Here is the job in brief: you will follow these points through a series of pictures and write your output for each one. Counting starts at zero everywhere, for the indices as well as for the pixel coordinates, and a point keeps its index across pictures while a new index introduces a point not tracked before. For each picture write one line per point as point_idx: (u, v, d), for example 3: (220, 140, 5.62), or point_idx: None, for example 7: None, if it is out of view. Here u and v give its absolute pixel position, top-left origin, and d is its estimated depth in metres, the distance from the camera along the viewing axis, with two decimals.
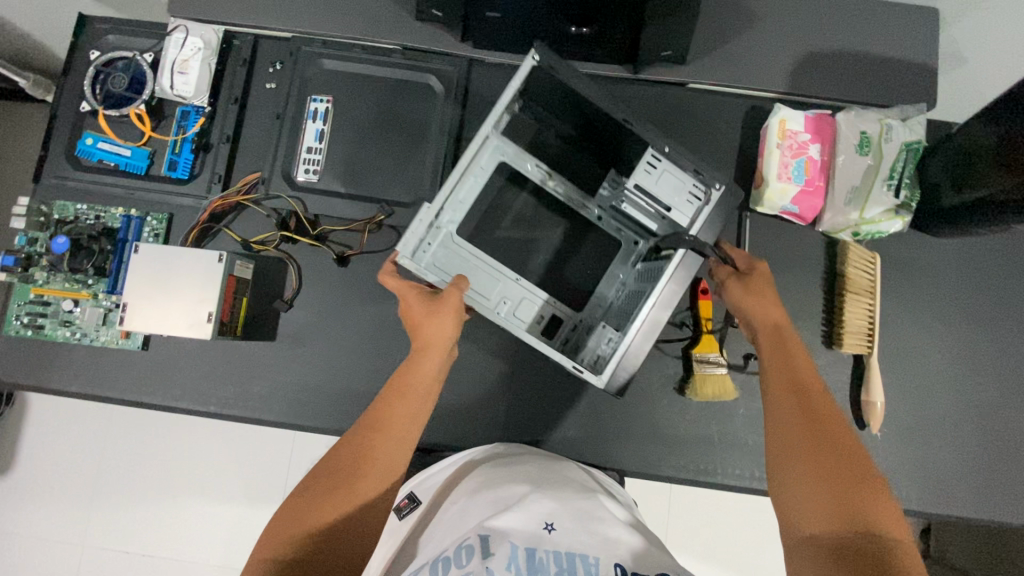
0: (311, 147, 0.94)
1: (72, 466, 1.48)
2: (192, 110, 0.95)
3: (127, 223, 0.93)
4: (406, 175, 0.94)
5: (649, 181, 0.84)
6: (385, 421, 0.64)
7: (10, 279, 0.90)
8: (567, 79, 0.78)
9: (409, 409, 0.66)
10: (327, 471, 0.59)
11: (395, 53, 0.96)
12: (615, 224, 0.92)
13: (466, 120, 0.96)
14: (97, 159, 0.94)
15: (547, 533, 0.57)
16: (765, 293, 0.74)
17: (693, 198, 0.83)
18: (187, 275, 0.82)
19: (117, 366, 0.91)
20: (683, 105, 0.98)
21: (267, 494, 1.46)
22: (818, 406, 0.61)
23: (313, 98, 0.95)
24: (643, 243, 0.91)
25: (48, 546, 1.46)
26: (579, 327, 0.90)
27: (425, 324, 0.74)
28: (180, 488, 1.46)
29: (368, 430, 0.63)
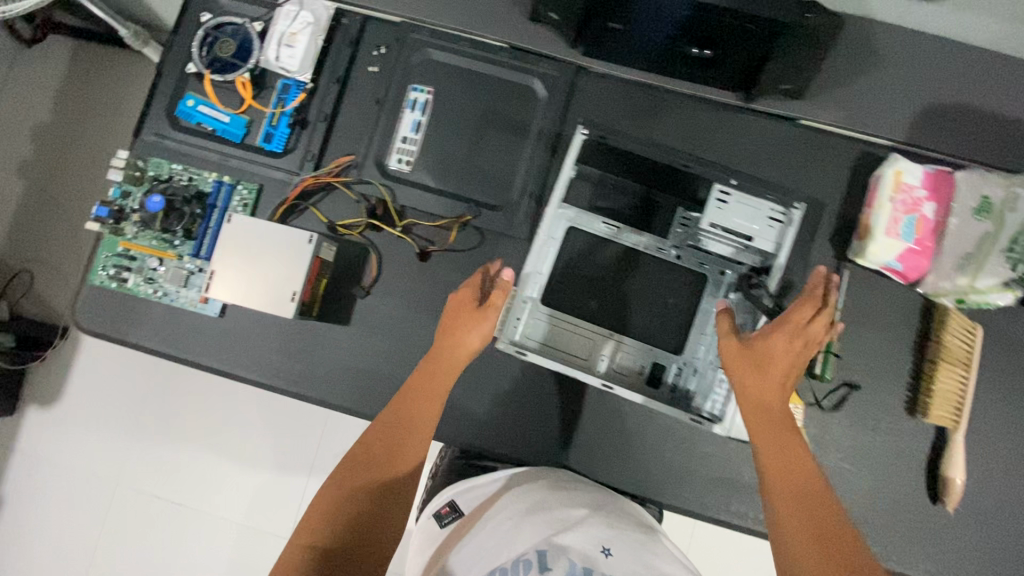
0: (407, 137, 0.93)
1: (118, 406, 1.53)
2: (293, 84, 0.94)
3: (218, 188, 0.93)
4: (498, 177, 0.93)
5: (723, 217, 0.84)
6: (412, 417, 0.71)
7: (102, 230, 0.92)
8: (622, 142, 0.92)
9: (434, 406, 0.74)
10: (362, 461, 0.66)
11: (501, 51, 0.94)
12: (696, 259, 0.87)
13: (565, 128, 0.93)
14: (196, 122, 0.95)
15: (604, 557, 0.59)
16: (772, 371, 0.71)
17: (773, 220, 0.84)
18: (275, 252, 0.83)
19: (191, 328, 0.92)
20: (791, 141, 0.93)
21: (299, 462, 1.48)
22: (824, 513, 0.59)
23: (413, 87, 0.94)
24: (731, 272, 0.86)
25: (88, 479, 1.52)
26: (685, 370, 0.86)
27: (461, 333, 0.79)
28: (216, 442, 1.50)
29: (397, 427, 0.70)
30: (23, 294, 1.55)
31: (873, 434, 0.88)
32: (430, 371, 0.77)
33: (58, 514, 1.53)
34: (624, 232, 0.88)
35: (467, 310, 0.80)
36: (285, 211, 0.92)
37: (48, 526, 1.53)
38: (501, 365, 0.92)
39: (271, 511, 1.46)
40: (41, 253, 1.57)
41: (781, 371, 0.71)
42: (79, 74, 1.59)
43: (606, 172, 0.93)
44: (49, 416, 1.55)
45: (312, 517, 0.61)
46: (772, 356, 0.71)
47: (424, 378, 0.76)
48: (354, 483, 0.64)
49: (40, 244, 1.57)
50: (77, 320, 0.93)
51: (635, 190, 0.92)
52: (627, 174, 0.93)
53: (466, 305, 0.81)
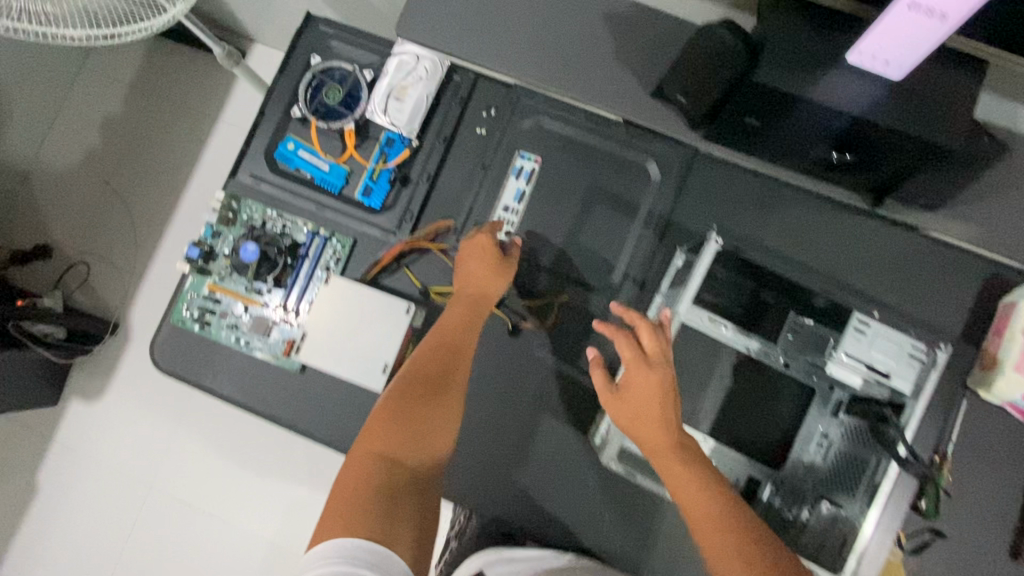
0: (510, 206, 0.90)
1: (155, 415, 1.47)
2: (397, 139, 0.91)
3: (311, 240, 0.90)
4: (600, 257, 0.89)
5: (860, 347, 0.78)
6: (454, 353, 0.71)
7: (189, 270, 0.90)
8: (750, 250, 0.88)
9: (468, 340, 0.74)
10: (414, 388, 0.66)
11: (615, 125, 0.89)
12: (806, 371, 0.81)
13: (676, 213, 0.89)
14: (295, 166, 0.92)
15: None
16: (644, 411, 0.65)
17: (914, 360, 0.78)
18: (369, 319, 0.81)
19: (268, 379, 0.90)
20: (916, 252, 0.87)
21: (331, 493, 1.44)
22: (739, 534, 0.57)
23: (521, 154, 0.91)
24: (842, 391, 0.79)
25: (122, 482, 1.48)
26: (783, 492, 0.79)
27: (487, 276, 0.78)
28: (242, 466, 1.43)
29: (442, 358, 0.70)
30: (77, 286, 1.48)
31: None
32: (459, 311, 0.76)
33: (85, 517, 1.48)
34: (730, 332, 0.83)
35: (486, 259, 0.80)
36: (380, 270, 0.89)
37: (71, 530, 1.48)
38: (583, 458, 0.86)
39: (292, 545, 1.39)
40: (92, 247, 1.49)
41: (642, 413, 0.65)
42: (154, 65, 1.51)
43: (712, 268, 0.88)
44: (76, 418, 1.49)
45: (375, 431, 0.61)
46: (631, 402, 0.65)
47: (460, 317, 0.76)
48: (408, 406, 0.64)
49: (93, 237, 1.49)
50: (154, 356, 0.91)
51: (743, 289, 0.88)
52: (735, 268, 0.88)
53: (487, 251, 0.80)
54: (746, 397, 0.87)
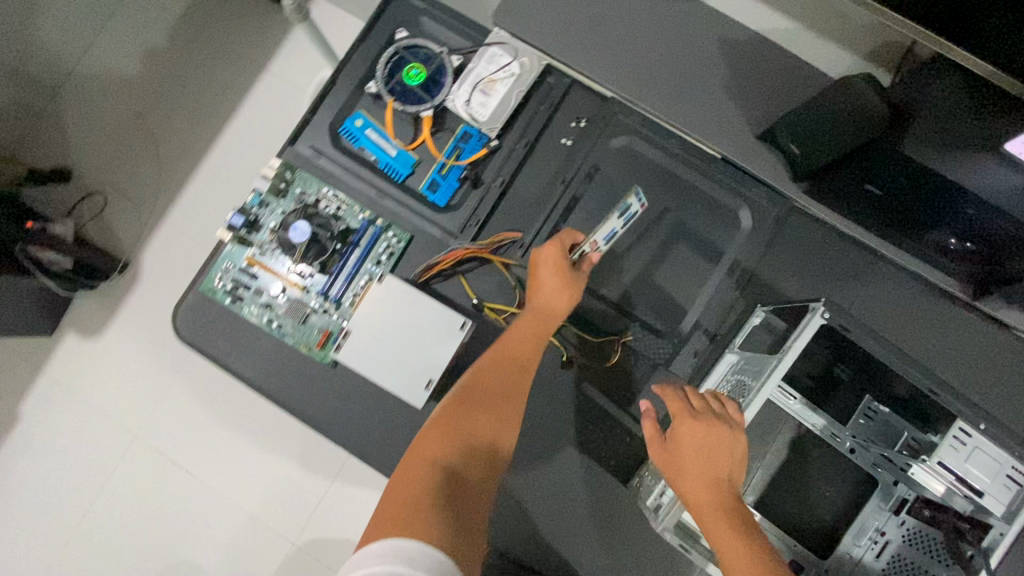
0: (596, 245, 0.74)
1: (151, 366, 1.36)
2: (475, 134, 0.84)
3: (365, 228, 0.83)
4: (670, 300, 0.83)
5: (954, 458, 0.64)
6: (514, 369, 0.68)
7: (229, 237, 0.83)
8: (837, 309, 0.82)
9: (532, 360, 0.69)
10: (472, 398, 0.64)
11: (713, 163, 0.83)
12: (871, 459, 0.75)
13: (761, 267, 0.82)
14: (360, 145, 0.85)
15: None
16: (690, 461, 0.62)
17: (1012, 484, 0.62)
18: (421, 328, 0.74)
19: (295, 370, 0.83)
20: (1010, 358, 0.80)
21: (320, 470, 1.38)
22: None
23: (636, 193, 0.72)
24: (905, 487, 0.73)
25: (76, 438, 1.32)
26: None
27: (552, 289, 0.72)
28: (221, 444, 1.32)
29: (499, 374, 0.67)
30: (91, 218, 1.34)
31: None
32: (522, 324, 0.72)
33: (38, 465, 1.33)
34: (798, 404, 0.78)
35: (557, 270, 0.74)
36: (433, 274, 0.82)
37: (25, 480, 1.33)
38: (617, 509, 0.81)
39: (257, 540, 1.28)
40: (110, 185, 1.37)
41: (691, 470, 0.62)
42: None
43: None
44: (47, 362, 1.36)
45: (431, 440, 0.59)
46: (683, 460, 0.62)
47: (518, 328, 0.72)
48: (462, 419, 0.61)
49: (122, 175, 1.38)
50: (175, 326, 0.84)
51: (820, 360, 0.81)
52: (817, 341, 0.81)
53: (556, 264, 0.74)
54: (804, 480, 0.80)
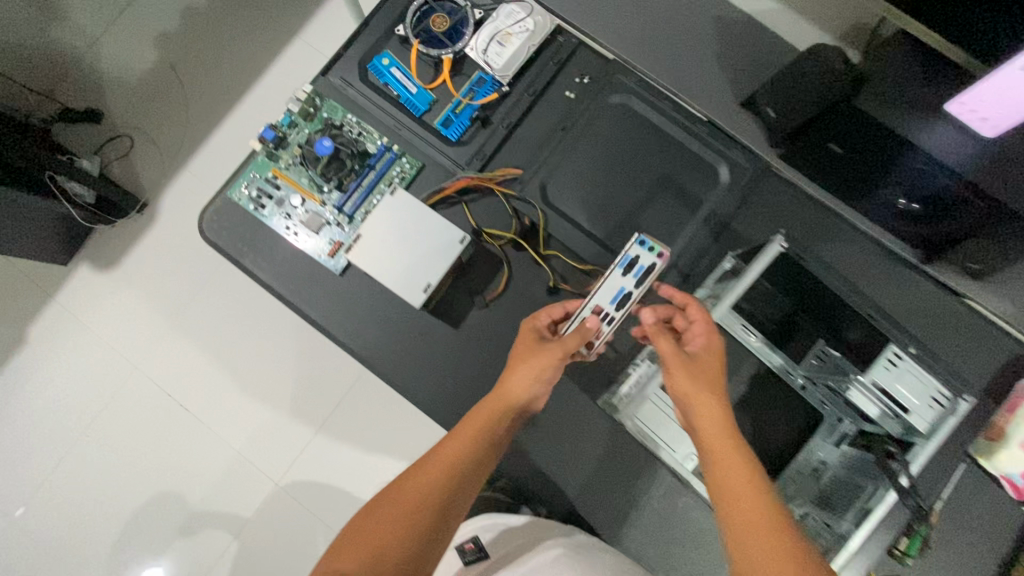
0: (607, 314, 0.82)
1: (189, 291, 1.61)
2: (488, 80, 0.93)
3: (383, 153, 0.92)
4: (651, 241, 0.91)
5: (885, 377, 0.81)
6: (458, 461, 0.70)
7: (258, 150, 0.91)
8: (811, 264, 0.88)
9: (484, 458, 0.72)
10: (404, 492, 0.66)
11: (699, 125, 0.92)
12: (819, 398, 0.84)
13: (734, 219, 0.91)
14: (384, 81, 0.94)
15: None
16: (697, 364, 0.75)
17: (934, 403, 0.79)
18: (424, 238, 0.83)
19: (309, 275, 0.90)
20: (947, 318, 0.90)
21: (320, 400, 1.54)
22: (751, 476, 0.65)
23: (643, 242, 0.83)
24: (848, 423, 0.82)
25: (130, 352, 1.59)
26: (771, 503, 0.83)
27: (514, 374, 0.77)
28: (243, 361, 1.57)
29: (444, 462, 0.69)
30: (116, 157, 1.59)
31: None
32: (481, 419, 0.75)
33: (101, 375, 1.59)
34: (758, 342, 0.87)
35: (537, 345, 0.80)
36: (441, 199, 0.91)
37: (79, 381, 1.59)
38: (591, 424, 0.92)
39: (271, 446, 1.53)
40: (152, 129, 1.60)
41: (693, 372, 0.74)
42: None
43: (760, 281, 0.88)
44: (105, 281, 1.62)
45: (353, 536, 0.62)
46: (691, 362, 0.75)
47: (475, 421, 0.74)
48: (382, 517, 0.63)
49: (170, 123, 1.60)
50: (200, 228, 0.91)
51: (781, 309, 0.89)
52: (779, 290, 0.89)
53: (529, 342, 0.80)
54: (764, 414, 0.87)
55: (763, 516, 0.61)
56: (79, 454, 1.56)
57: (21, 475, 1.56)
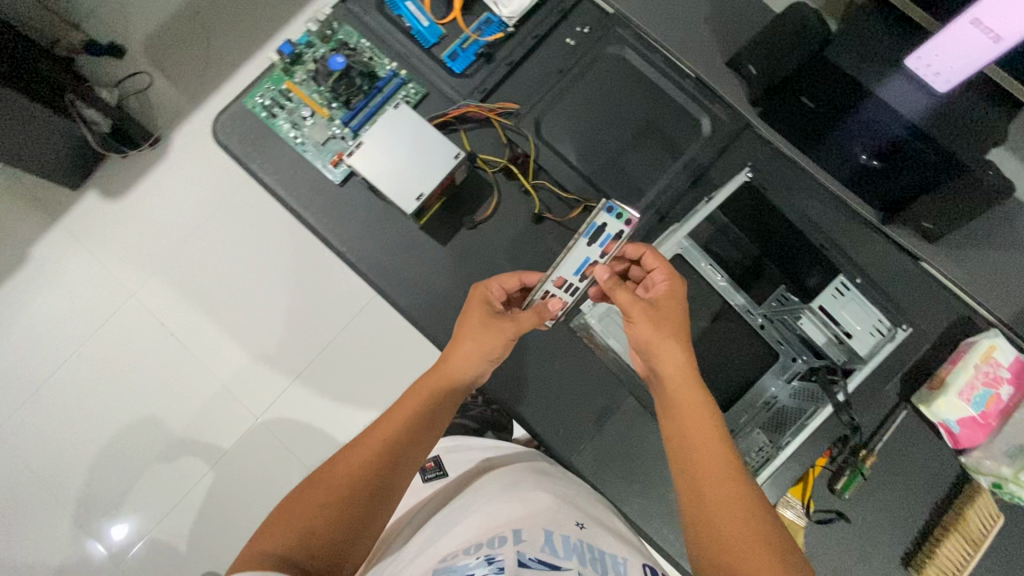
0: (571, 283, 0.87)
1: (190, 227, 1.66)
2: (496, 21, 1.00)
3: (390, 78, 0.98)
4: (633, 182, 0.97)
5: (833, 304, 0.88)
6: (402, 431, 0.68)
7: (275, 63, 0.97)
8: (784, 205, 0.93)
9: (430, 424, 0.71)
10: (341, 468, 0.64)
11: (687, 79, 0.99)
12: (776, 336, 0.90)
13: (712, 167, 0.97)
14: (399, 13, 1.00)
15: (579, 528, 0.73)
16: (668, 317, 0.72)
17: (875, 330, 0.86)
18: (421, 153, 0.89)
19: (311, 183, 0.96)
20: (907, 277, 0.94)
21: (309, 339, 1.61)
22: (722, 455, 0.63)
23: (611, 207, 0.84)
24: (801, 362, 0.89)
25: (128, 280, 1.64)
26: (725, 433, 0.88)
27: (468, 343, 0.76)
28: (236, 299, 1.62)
29: (387, 433, 0.67)
30: (133, 94, 1.68)
31: (859, 562, 0.90)
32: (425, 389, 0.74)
33: (96, 299, 1.64)
34: (723, 282, 0.93)
35: (486, 318, 0.78)
36: (442, 123, 0.98)
37: (75, 304, 1.64)
38: (564, 349, 0.99)
39: (258, 386, 1.59)
40: (175, 72, 1.70)
41: (663, 326, 0.72)
42: None
43: (732, 225, 0.95)
44: (113, 210, 1.68)
45: (281, 523, 0.60)
46: (659, 315, 0.72)
47: (422, 390, 0.74)
48: (315, 500, 0.62)
49: (199, 69, 1.71)
50: (214, 130, 0.97)
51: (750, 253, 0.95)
52: (751, 232, 0.95)
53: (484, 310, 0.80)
54: (725, 348, 0.92)
55: (736, 497, 0.60)
56: (70, 374, 1.61)
57: (11, 389, 1.61)
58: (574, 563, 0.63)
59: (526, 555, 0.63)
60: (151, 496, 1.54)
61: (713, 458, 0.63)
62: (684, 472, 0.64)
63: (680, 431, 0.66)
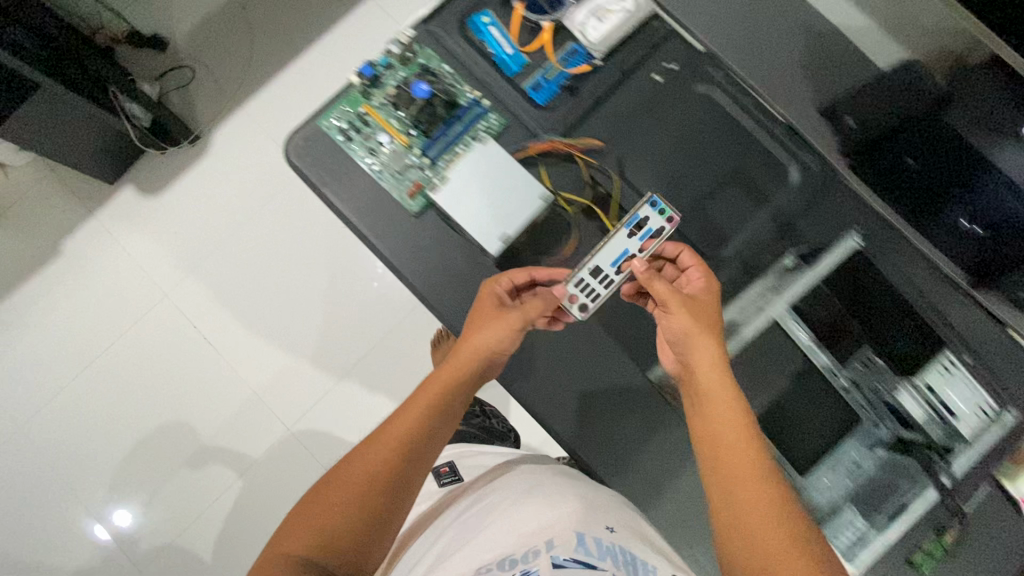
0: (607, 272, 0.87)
1: (231, 229, 1.68)
2: (581, 52, 0.97)
3: (471, 107, 0.94)
4: (717, 228, 0.94)
5: (940, 382, 0.86)
6: (419, 419, 0.77)
7: (354, 85, 0.94)
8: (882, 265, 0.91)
9: (447, 411, 0.80)
10: (368, 457, 0.74)
11: (777, 125, 0.94)
12: (861, 400, 0.88)
13: (799, 219, 0.93)
14: (481, 38, 0.96)
15: (609, 531, 0.75)
16: (699, 317, 0.79)
17: (980, 413, 0.86)
18: (508, 192, 0.89)
19: (383, 212, 0.92)
20: (993, 345, 0.91)
21: (345, 348, 1.63)
22: (731, 453, 0.71)
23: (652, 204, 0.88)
24: (886, 429, 0.87)
25: (169, 279, 1.67)
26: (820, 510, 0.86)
27: (478, 333, 0.82)
28: (274, 302, 1.65)
29: (408, 424, 0.77)
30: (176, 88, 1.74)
31: None
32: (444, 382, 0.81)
33: (137, 298, 1.66)
34: (808, 339, 0.88)
35: (491, 311, 0.84)
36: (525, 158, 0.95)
37: (116, 300, 1.66)
38: (642, 402, 0.92)
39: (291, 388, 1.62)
40: (224, 75, 1.75)
41: (688, 327, 0.78)
42: None
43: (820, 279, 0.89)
44: (156, 210, 1.69)
45: (318, 503, 0.71)
46: (680, 313, 0.79)
47: (443, 381, 0.81)
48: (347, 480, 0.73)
49: (253, 72, 1.74)
50: (286, 150, 0.93)
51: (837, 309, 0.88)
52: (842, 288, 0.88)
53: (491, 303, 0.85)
54: (807, 408, 0.89)
55: (738, 493, 0.69)
56: (107, 370, 1.64)
57: (49, 381, 1.63)
58: (608, 564, 0.69)
59: (558, 557, 0.69)
60: (184, 491, 1.58)
61: (720, 458, 0.72)
62: (709, 467, 0.73)
63: (705, 432, 0.74)
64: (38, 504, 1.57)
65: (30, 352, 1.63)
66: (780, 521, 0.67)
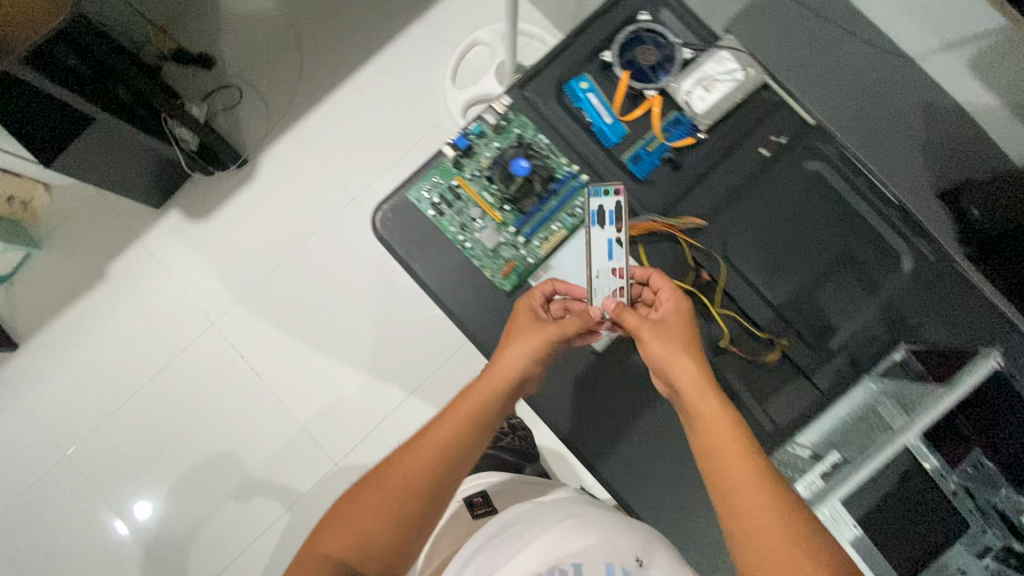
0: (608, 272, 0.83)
1: (273, 255, 1.56)
2: (684, 122, 0.91)
3: (568, 180, 0.90)
4: (821, 315, 0.90)
5: None
6: (446, 433, 0.71)
7: (446, 155, 0.90)
8: None
9: (474, 436, 0.72)
10: (395, 475, 0.68)
11: (890, 207, 0.88)
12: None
13: (909, 309, 0.86)
14: (580, 106, 0.91)
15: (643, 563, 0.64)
16: (679, 336, 0.75)
17: None
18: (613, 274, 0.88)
19: (476, 291, 0.89)
20: None
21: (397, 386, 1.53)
22: (732, 463, 0.64)
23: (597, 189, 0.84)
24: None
25: (208, 307, 1.55)
26: None
27: (511, 346, 0.78)
28: (322, 340, 1.53)
29: (433, 436, 0.71)
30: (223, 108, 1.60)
31: None
32: (473, 399, 0.74)
33: (172, 327, 1.55)
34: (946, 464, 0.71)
35: (527, 323, 0.80)
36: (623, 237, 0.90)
37: (151, 329, 1.55)
38: None
39: (338, 433, 1.48)
40: (273, 92, 1.60)
41: (666, 337, 0.74)
42: None
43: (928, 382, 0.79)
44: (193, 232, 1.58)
45: (342, 519, 0.66)
46: (670, 335, 0.75)
47: (470, 400, 0.74)
48: (375, 497, 0.66)
49: (297, 89, 1.60)
50: (374, 222, 0.90)
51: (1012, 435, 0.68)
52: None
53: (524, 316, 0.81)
54: None
55: (761, 509, 0.60)
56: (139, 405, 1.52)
57: (77, 414, 1.52)
58: None
59: None
60: (219, 539, 1.46)
61: (726, 474, 0.64)
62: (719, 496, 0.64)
63: (705, 456, 0.67)
64: (70, 544, 1.47)
65: (65, 382, 1.54)
66: (792, 521, 0.59)
